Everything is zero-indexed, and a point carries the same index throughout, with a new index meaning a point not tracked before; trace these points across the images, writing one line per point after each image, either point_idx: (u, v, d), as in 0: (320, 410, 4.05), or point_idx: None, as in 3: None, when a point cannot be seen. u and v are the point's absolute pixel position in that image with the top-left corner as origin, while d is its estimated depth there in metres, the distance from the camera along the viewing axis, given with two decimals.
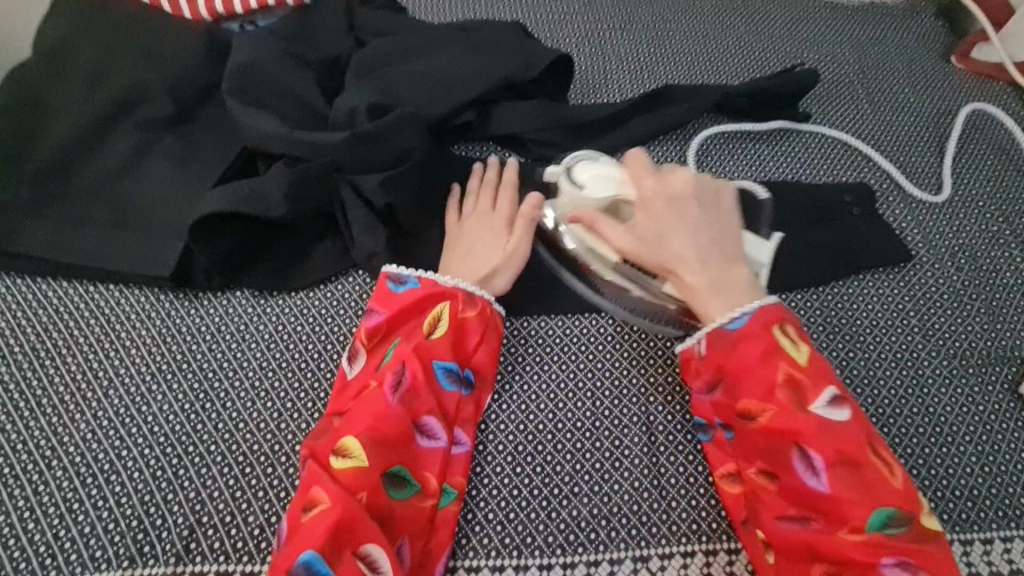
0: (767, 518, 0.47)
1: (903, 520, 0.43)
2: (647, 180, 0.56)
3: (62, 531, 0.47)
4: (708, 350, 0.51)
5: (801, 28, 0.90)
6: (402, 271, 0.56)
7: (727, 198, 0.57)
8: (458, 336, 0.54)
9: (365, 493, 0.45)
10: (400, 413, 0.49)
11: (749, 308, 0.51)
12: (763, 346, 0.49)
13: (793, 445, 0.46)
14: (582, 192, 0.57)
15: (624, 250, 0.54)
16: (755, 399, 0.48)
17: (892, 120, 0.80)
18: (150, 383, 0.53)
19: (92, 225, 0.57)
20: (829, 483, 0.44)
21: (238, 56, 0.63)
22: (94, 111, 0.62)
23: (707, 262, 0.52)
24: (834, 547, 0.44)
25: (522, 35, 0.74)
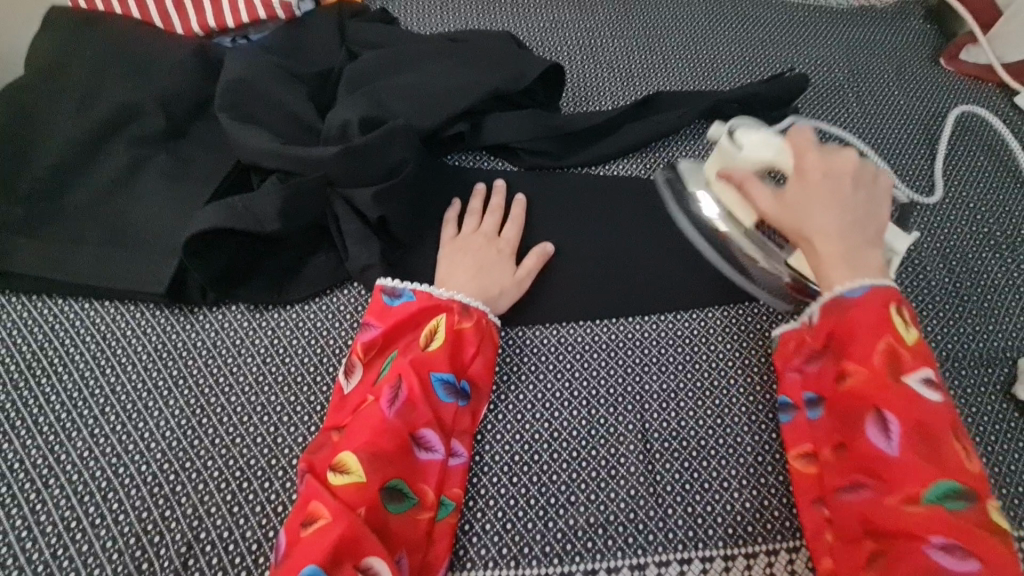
0: (832, 487, 0.48)
1: (968, 499, 0.42)
2: (812, 150, 0.54)
3: (60, 549, 0.47)
4: (821, 318, 0.52)
5: (791, 33, 0.90)
6: (394, 285, 0.56)
7: (884, 182, 0.55)
8: (457, 347, 0.55)
9: (363, 508, 0.46)
10: (398, 427, 0.49)
11: (863, 286, 0.50)
12: (873, 319, 0.49)
13: (870, 412, 0.47)
14: (738, 151, 0.57)
15: (766, 214, 0.54)
16: (851, 362, 0.49)
17: (883, 123, 0.81)
18: (147, 399, 0.53)
19: (86, 242, 0.57)
20: (902, 449, 0.45)
21: (230, 72, 0.64)
22: (87, 128, 0.62)
23: (848, 236, 0.51)
24: (885, 515, 0.44)
25: (512, 45, 0.74)
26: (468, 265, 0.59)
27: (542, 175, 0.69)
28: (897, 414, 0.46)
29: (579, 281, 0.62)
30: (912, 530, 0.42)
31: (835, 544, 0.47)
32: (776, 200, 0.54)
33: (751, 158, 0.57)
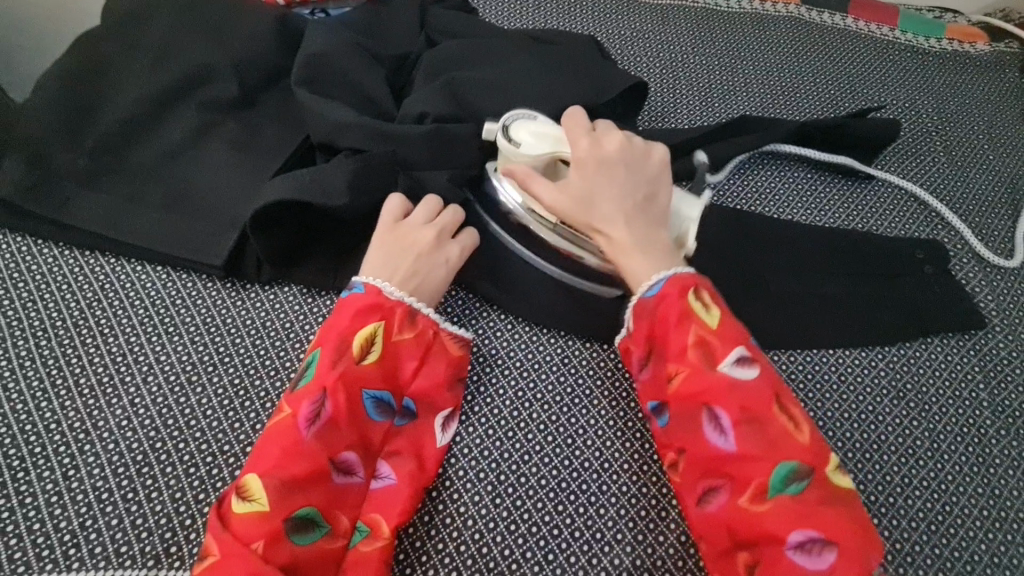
0: (687, 499, 0.46)
1: (806, 478, 0.43)
2: (580, 137, 0.54)
3: (88, 521, 0.45)
4: (636, 321, 0.50)
5: (881, 68, 0.86)
6: (353, 280, 0.51)
7: (658, 157, 0.55)
8: (398, 358, 0.49)
9: (261, 543, 0.41)
10: (314, 449, 0.44)
11: (659, 277, 0.50)
12: (678, 308, 0.48)
13: (702, 408, 0.45)
14: (517, 150, 0.55)
15: (552, 207, 0.53)
16: (671, 363, 0.48)
17: (970, 177, 0.77)
18: (190, 374, 0.51)
19: (147, 204, 0.56)
20: (736, 444, 0.44)
21: (310, 45, 0.61)
22: (159, 86, 0.60)
23: (632, 222, 0.52)
24: (746, 520, 0.43)
25: (596, 52, 0.71)
26: (398, 265, 0.52)
27: None
28: (723, 407, 0.45)
29: None
30: (775, 533, 0.42)
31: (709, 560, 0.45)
32: (559, 194, 0.53)
33: (535, 154, 0.55)
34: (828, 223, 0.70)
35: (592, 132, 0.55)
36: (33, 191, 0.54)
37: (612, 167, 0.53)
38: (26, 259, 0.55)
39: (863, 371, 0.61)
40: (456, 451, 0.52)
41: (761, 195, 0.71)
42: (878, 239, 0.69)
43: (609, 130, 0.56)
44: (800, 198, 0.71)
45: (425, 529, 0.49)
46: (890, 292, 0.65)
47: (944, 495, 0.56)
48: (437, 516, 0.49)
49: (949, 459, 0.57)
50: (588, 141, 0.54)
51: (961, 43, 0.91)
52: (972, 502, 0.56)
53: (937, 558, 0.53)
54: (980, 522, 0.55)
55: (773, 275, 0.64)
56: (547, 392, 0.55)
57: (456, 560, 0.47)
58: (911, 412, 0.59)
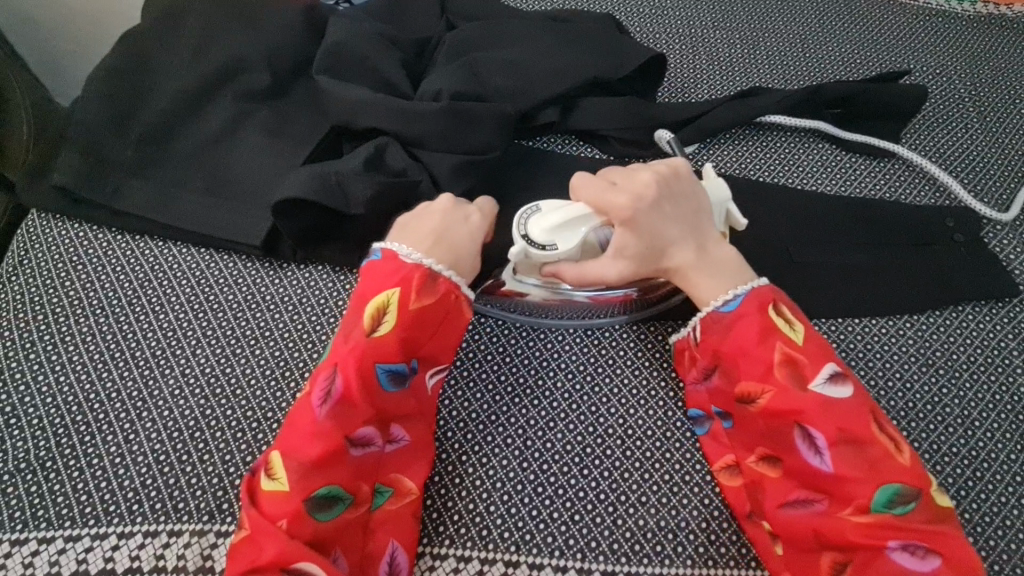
0: (771, 507, 0.47)
1: (912, 499, 0.44)
2: (613, 198, 0.51)
3: (149, 479, 0.49)
4: (703, 336, 0.51)
5: (909, 35, 0.83)
6: (373, 250, 0.52)
7: (683, 172, 0.54)
8: (410, 327, 0.48)
9: (285, 521, 0.43)
10: (329, 429, 0.45)
11: (739, 290, 0.50)
12: (761, 327, 0.49)
13: (794, 425, 0.46)
14: (554, 252, 0.50)
15: (619, 278, 0.52)
16: (754, 381, 0.48)
17: (1005, 144, 0.74)
18: (235, 347, 0.55)
19: (191, 190, 0.59)
20: (835, 463, 0.45)
21: (335, 33, 0.64)
22: (197, 79, 0.63)
23: (699, 243, 0.52)
24: (838, 529, 0.44)
25: (614, 30, 0.72)
26: (425, 234, 0.51)
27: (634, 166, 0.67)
28: (819, 427, 0.45)
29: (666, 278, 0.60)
30: (871, 542, 0.43)
31: (790, 564, 0.46)
32: (621, 262, 0.52)
33: (570, 247, 0.50)
34: (854, 192, 0.69)
35: (617, 184, 0.52)
36: (88, 180, 0.59)
37: (658, 206, 0.52)
38: (82, 243, 0.59)
39: (891, 339, 0.61)
40: (483, 418, 0.54)
41: (781, 166, 0.70)
42: (905, 208, 0.68)
43: (630, 175, 0.53)
44: (822, 168, 0.71)
45: (455, 491, 0.51)
46: (919, 261, 0.64)
47: (975, 461, 0.55)
48: (467, 479, 0.51)
49: (980, 426, 0.57)
50: (624, 200, 0.51)
51: (997, 5, 0.87)
52: (1006, 468, 0.55)
53: (966, 523, 0.53)
54: (1013, 488, 0.54)
55: (796, 248, 0.64)
56: (570, 362, 0.57)
57: (485, 521, 0.50)
58: (940, 380, 0.59)
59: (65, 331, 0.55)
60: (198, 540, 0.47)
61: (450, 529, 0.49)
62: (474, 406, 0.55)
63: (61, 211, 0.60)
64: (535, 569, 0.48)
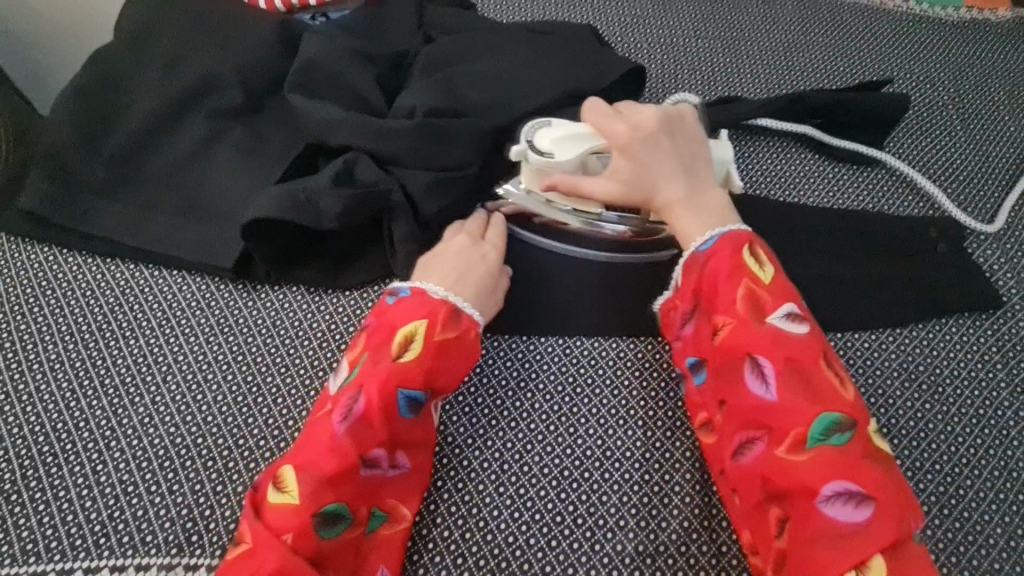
0: (725, 451, 0.47)
1: (848, 431, 0.43)
2: (614, 125, 0.55)
3: (117, 512, 0.48)
4: (681, 278, 0.52)
5: (892, 42, 0.83)
6: (400, 286, 0.53)
7: (688, 117, 0.57)
8: (433, 359, 0.48)
9: (291, 535, 0.42)
10: (345, 447, 0.44)
11: (712, 235, 0.51)
12: (730, 263, 0.49)
13: (746, 358, 0.46)
14: (552, 159, 0.56)
15: (608, 199, 0.55)
16: (718, 315, 0.48)
17: (989, 152, 0.74)
18: (206, 372, 0.54)
19: (161, 212, 0.58)
20: (780, 395, 0.44)
21: (309, 50, 0.63)
22: (169, 98, 0.62)
23: (687, 182, 0.54)
24: (780, 470, 0.43)
25: (594, 42, 0.71)
26: (451, 267, 0.54)
27: None
28: (768, 357, 0.45)
29: (646, 295, 0.60)
30: (807, 484, 0.42)
31: (744, 513, 0.46)
32: (612, 182, 0.54)
33: (567, 157, 0.55)
34: (837, 203, 0.68)
35: (622, 113, 0.56)
36: (57, 204, 0.58)
37: (653, 142, 0.54)
38: (52, 267, 0.58)
39: (874, 354, 0.60)
40: (460, 442, 0.53)
41: (764, 178, 0.70)
42: (887, 219, 0.67)
43: (635, 107, 0.56)
44: (805, 179, 0.70)
45: (430, 518, 0.50)
46: (901, 274, 0.64)
47: (958, 478, 0.55)
48: (442, 505, 0.51)
49: (964, 442, 0.56)
50: (622, 126, 0.54)
51: (980, 11, 0.87)
52: (989, 485, 0.54)
53: (950, 542, 0.52)
54: (997, 505, 0.53)
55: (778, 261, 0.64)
56: (548, 382, 0.56)
57: (461, 548, 0.49)
58: (923, 395, 0.58)
59: (32, 359, 0.54)
60: (166, 574, 0.46)
61: (424, 557, 0.49)
62: (450, 429, 0.54)
63: (30, 234, 0.59)
64: None
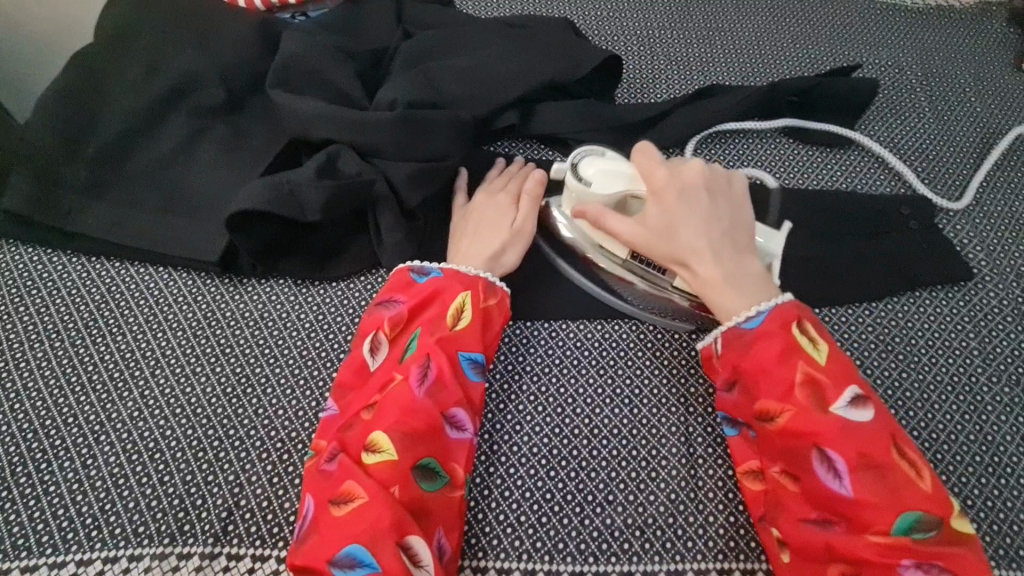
0: (789, 523, 0.45)
1: (926, 521, 0.42)
2: (655, 171, 0.54)
3: (108, 504, 0.48)
4: (725, 350, 0.50)
5: (861, 29, 0.85)
6: (430, 267, 0.55)
7: (737, 185, 0.55)
8: (484, 327, 0.53)
9: (397, 487, 0.45)
10: (429, 406, 0.48)
11: (762, 307, 0.49)
12: (781, 343, 0.47)
13: (812, 448, 0.44)
14: (589, 188, 0.57)
15: (632, 242, 0.54)
16: (772, 401, 0.47)
17: (957, 132, 0.76)
18: (194, 366, 0.54)
19: (146, 209, 0.59)
20: (853, 488, 0.43)
21: (289, 47, 0.64)
22: (151, 98, 0.63)
23: (723, 254, 0.51)
24: (855, 550, 0.43)
25: (571, 34, 0.72)
26: (467, 233, 0.58)
27: None
28: (837, 450, 0.44)
29: None
30: (885, 564, 0.42)
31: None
32: (640, 226, 0.54)
33: (606, 190, 0.56)
34: (813, 184, 0.70)
35: (668, 162, 0.55)
36: (40, 204, 0.58)
37: (694, 198, 0.53)
38: (37, 268, 0.58)
39: (851, 328, 0.62)
40: None
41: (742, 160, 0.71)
42: (861, 198, 0.69)
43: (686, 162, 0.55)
44: (781, 160, 0.72)
45: None
46: (875, 250, 0.65)
47: (936, 443, 0.56)
48: None
49: (940, 409, 0.58)
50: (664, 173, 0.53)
51: None
52: (965, 449, 0.56)
53: None
54: (972, 468, 0.55)
55: None
56: (535, 365, 0.57)
57: None
58: (899, 365, 0.60)
59: (20, 358, 0.54)
60: (159, 564, 0.46)
61: None
62: None
63: (14, 235, 0.59)
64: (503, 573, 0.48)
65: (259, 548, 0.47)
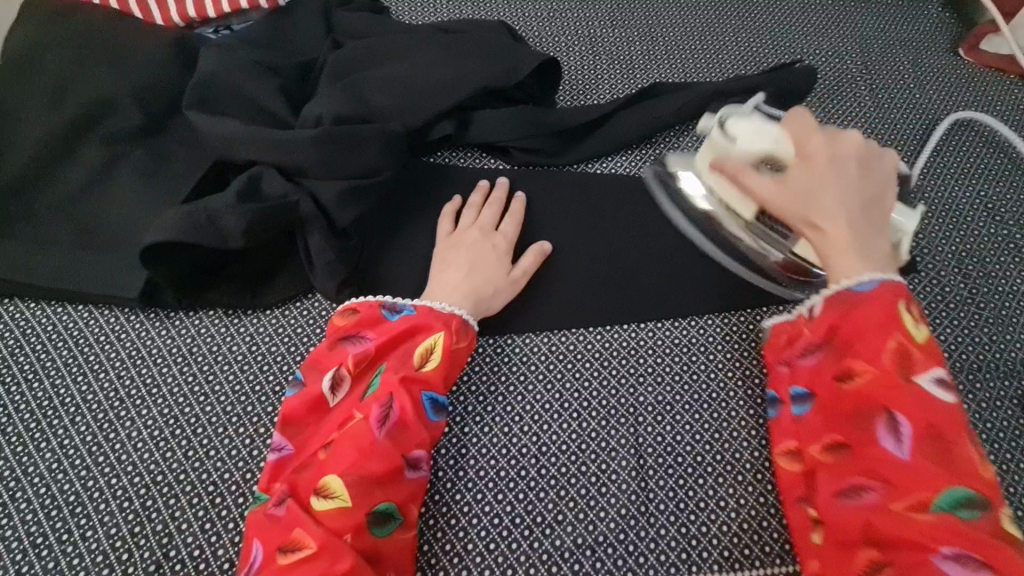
0: (826, 493, 0.44)
1: (981, 507, 0.39)
2: (811, 133, 0.51)
3: (25, 566, 0.45)
4: (822, 312, 0.48)
5: (802, 20, 0.85)
6: (401, 303, 0.53)
7: (887, 165, 0.52)
8: (451, 366, 0.51)
9: (350, 534, 0.43)
10: (388, 449, 0.46)
11: (874, 275, 0.46)
12: (886, 312, 0.45)
13: (882, 411, 0.43)
14: (734, 144, 0.53)
15: (766, 201, 0.51)
16: (858, 360, 0.45)
17: (898, 119, 0.76)
18: (117, 410, 0.51)
19: (58, 245, 0.55)
20: (913, 455, 0.41)
21: (207, 65, 0.60)
22: (60, 126, 0.59)
23: (861, 225, 0.48)
24: (891, 520, 0.40)
25: (507, 38, 0.71)
26: (453, 268, 0.56)
27: (537, 173, 0.66)
28: (907, 417, 0.42)
29: (574, 287, 0.60)
30: (918, 539, 0.39)
31: (831, 551, 0.43)
32: (778, 185, 0.51)
33: (748, 147, 0.53)
34: None
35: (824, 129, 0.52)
36: None
37: (844, 166, 0.50)
38: None
39: None
40: None
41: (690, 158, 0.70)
42: None
43: (842, 131, 0.52)
44: None
45: None
46: None
47: None
48: None
49: None
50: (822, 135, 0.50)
51: None
52: None
53: None
54: None
55: None
56: (480, 384, 0.55)
57: None
58: None
59: None
60: None
61: None
62: None
63: None
64: None
65: None
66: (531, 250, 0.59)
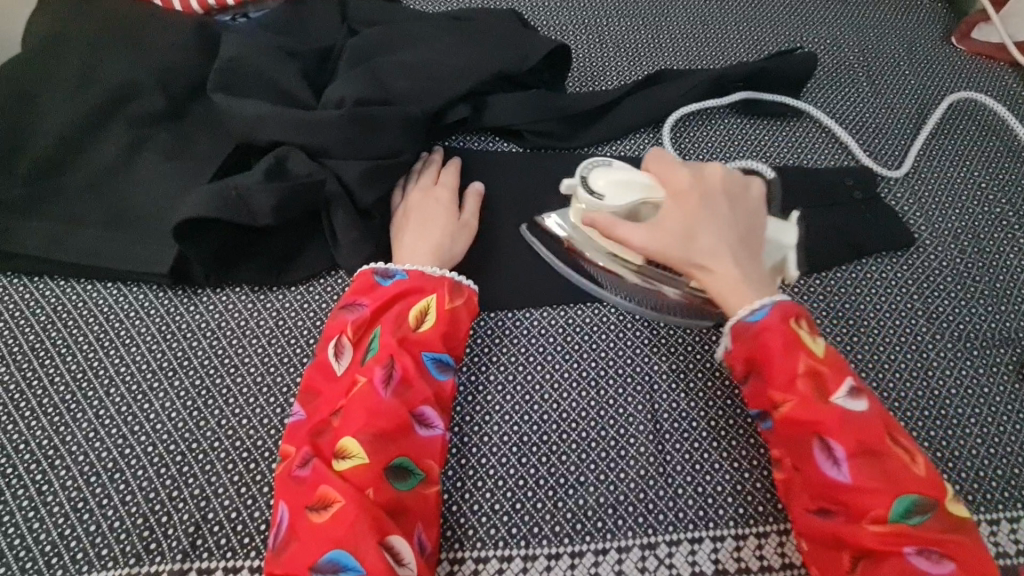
0: (798, 510, 0.46)
1: (926, 508, 0.42)
2: (677, 175, 0.52)
3: (68, 529, 0.47)
4: (735, 344, 0.49)
5: (800, 10, 0.88)
6: (393, 270, 0.54)
7: (755, 193, 0.54)
8: (449, 326, 0.52)
9: (372, 489, 0.44)
10: (396, 407, 0.48)
11: (763, 301, 0.48)
12: (785, 338, 0.47)
13: (815, 437, 0.44)
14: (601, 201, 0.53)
15: (647, 251, 0.51)
16: (777, 390, 0.46)
17: (895, 105, 0.79)
18: (151, 381, 0.53)
19: (88, 224, 0.57)
20: (851, 475, 0.43)
21: (229, 49, 0.62)
22: (85, 109, 0.61)
23: (737, 257, 0.50)
24: (856, 536, 0.42)
25: (518, 25, 0.72)
26: (411, 230, 0.58)
27: (549, 155, 0.68)
28: (839, 440, 0.44)
29: None
30: (884, 550, 0.41)
31: (813, 555, 0.45)
32: (654, 232, 0.51)
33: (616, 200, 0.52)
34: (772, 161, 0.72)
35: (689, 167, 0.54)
36: None
37: (714, 202, 0.51)
38: None
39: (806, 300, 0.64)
40: None
41: (701, 146, 0.72)
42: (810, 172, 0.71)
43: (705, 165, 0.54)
44: (739, 142, 0.73)
45: None
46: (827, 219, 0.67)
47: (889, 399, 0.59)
48: None
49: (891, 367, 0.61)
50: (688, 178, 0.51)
51: None
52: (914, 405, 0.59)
53: None
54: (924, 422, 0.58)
55: None
56: (502, 356, 0.57)
57: None
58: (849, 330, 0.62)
59: None
60: None
61: None
62: None
63: None
64: (480, 562, 0.49)
65: (230, 559, 0.46)
66: (472, 199, 0.62)
